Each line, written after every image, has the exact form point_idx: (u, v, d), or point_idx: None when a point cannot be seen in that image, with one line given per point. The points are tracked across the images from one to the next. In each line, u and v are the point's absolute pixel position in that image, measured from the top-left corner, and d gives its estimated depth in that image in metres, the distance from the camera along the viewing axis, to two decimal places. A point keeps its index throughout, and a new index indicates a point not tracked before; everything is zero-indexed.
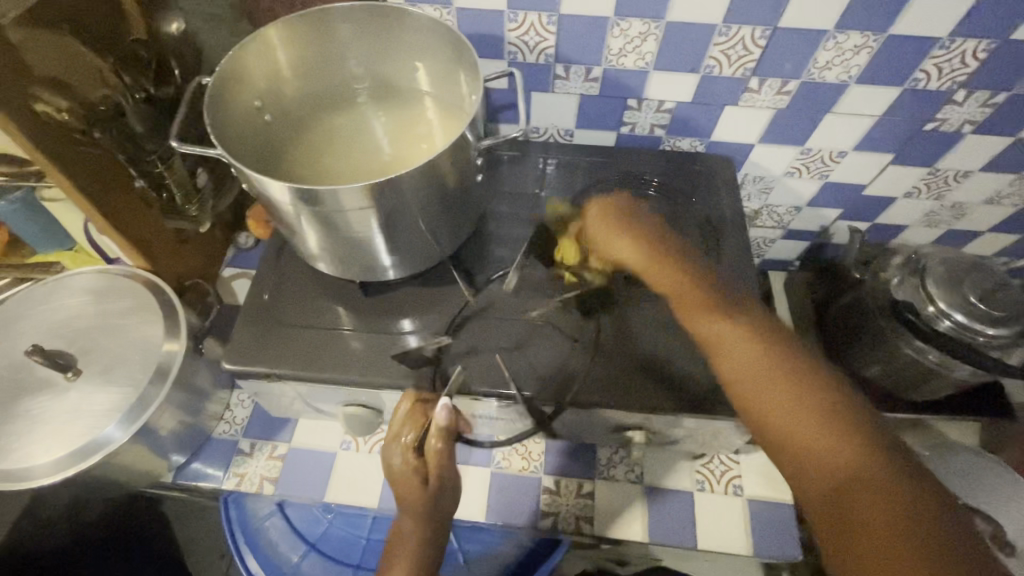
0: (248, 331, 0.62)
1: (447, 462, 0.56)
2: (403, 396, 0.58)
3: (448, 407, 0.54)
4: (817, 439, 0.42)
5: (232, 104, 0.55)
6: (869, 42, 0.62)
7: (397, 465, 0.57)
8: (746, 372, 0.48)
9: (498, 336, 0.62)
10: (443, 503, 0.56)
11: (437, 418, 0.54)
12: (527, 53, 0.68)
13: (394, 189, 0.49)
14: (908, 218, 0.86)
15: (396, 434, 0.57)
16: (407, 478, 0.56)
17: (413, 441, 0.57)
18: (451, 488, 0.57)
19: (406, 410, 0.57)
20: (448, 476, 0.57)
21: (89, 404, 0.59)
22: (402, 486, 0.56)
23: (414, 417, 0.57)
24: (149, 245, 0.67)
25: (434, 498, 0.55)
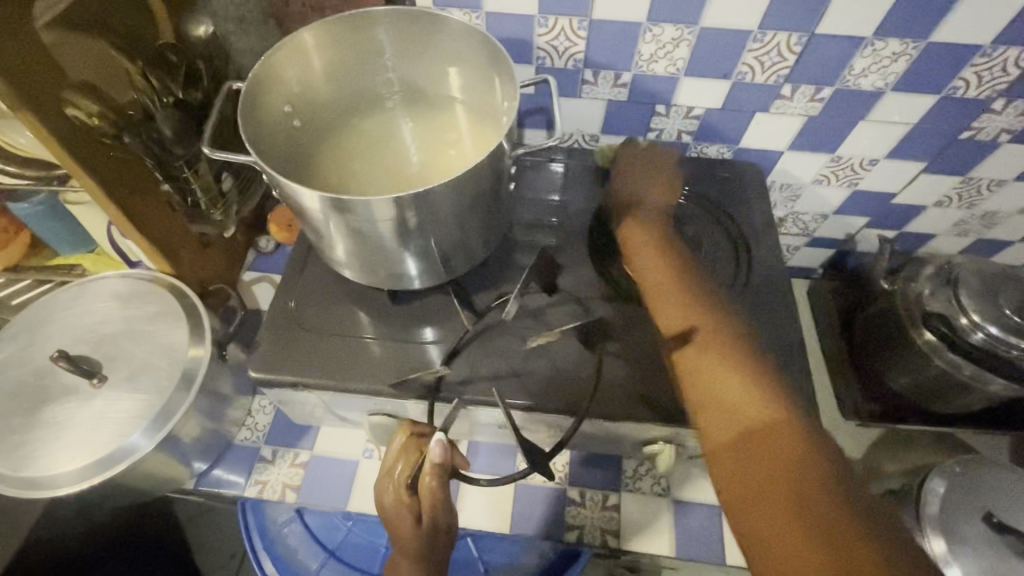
0: (273, 338, 0.62)
1: (441, 502, 0.52)
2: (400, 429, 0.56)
3: (443, 441, 0.51)
4: (745, 428, 0.47)
5: (264, 110, 0.54)
6: (907, 49, 0.60)
7: (388, 503, 0.53)
8: (711, 373, 0.51)
9: (526, 345, 0.61)
10: (438, 544, 0.54)
11: (431, 453, 0.51)
12: (556, 58, 0.67)
13: (428, 198, 0.49)
14: (938, 227, 0.84)
15: (389, 470, 0.54)
16: (398, 517, 0.52)
17: (406, 478, 0.53)
18: (445, 529, 0.53)
19: (402, 443, 0.55)
20: (443, 516, 0.53)
21: (115, 411, 0.58)
22: (394, 526, 0.53)
23: (408, 452, 0.54)
24: (173, 249, 0.66)
25: (426, 539, 0.52)
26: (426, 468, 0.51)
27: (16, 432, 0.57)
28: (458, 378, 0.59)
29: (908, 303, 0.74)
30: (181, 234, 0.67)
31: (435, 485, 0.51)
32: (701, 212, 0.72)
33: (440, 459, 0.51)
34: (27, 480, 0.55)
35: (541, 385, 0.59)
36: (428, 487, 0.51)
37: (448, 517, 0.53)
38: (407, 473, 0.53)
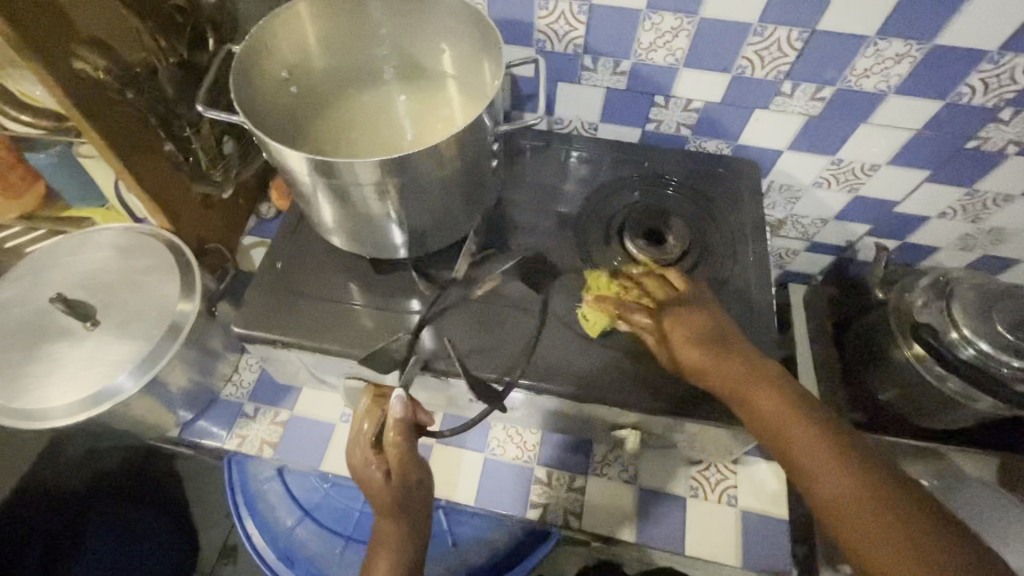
0: (259, 296, 0.64)
1: (406, 457, 0.54)
2: (365, 392, 0.60)
3: (402, 398, 0.54)
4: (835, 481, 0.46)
5: (260, 75, 0.56)
6: (911, 51, 0.59)
7: (357, 461, 0.56)
8: (818, 481, 0.47)
9: (501, 323, 0.62)
10: (413, 497, 0.55)
11: (391, 411, 0.54)
12: (556, 42, 0.67)
13: (412, 167, 0.50)
14: (942, 239, 0.82)
15: (357, 430, 0.58)
16: (369, 476, 0.55)
17: (372, 435, 0.57)
18: (417, 483, 0.55)
19: (366, 403, 0.59)
20: (412, 470, 0.55)
21: (104, 354, 0.61)
22: (366, 484, 0.55)
23: (372, 411, 0.58)
24: (173, 206, 0.69)
25: (397, 492, 0.54)
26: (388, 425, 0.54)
27: (12, 366, 0.61)
28: (414, 355, 0.60)
29: (900, 313, 0.73)
30: (182, 193, 0.70)
31: (398, 442, 0.54)
32: (692, 203, 0.72)
33: (401, 418, 0.54)
34: (20, 411, 0.58)
35: (511, 361, 0.60)
36: (392, 443, 0.54)
37: (417, 470, 0.55)
38: (373, 431, 0.57)
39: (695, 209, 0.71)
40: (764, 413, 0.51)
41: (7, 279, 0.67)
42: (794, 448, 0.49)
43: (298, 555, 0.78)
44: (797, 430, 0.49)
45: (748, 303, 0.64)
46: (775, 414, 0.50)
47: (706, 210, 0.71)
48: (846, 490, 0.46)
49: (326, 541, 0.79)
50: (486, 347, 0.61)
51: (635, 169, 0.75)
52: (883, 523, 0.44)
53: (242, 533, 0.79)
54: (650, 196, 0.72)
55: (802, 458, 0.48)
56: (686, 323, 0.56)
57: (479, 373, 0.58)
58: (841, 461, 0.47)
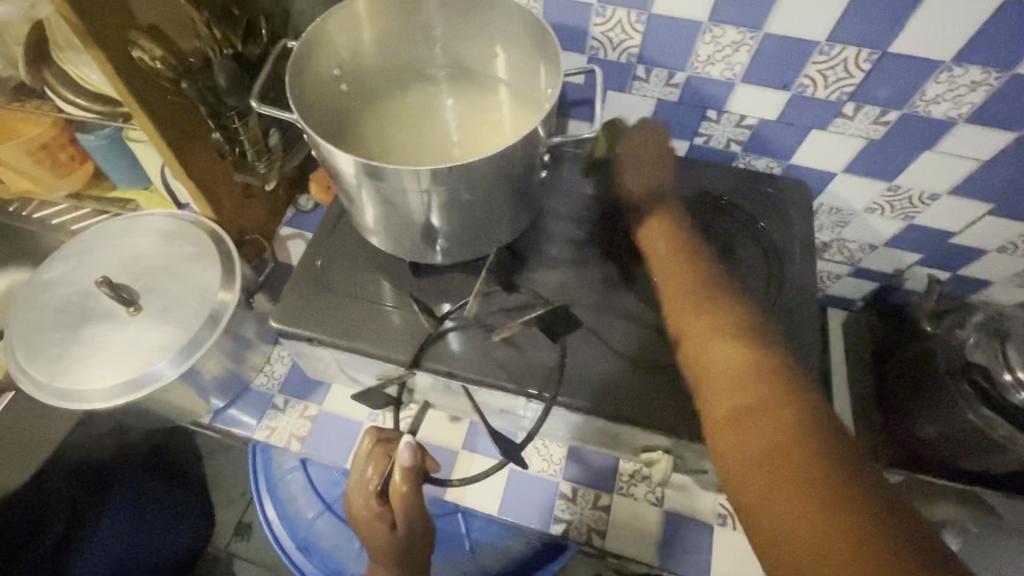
0: (297, 293, 0.64)
1: (412, 509, 0.54)
2: (368, 434, 0.58)
3: (412, 446, 0.52)
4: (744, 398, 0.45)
5: (313, 72, 0.55)
6: (988, 79, 0.56)
7: (363, 510, 0.56)
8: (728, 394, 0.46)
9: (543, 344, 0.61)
10: (415, 541, 0.57)
11: (400, 460, 0.52)
12: (609, 50, 0.65)
13: (462, 175, 0.49)
14: (997, 274, 0.79)
15: (361, 476, 0.56)
16: (374, 525, 0.56)
17: (377, 485, 0.55)
18: (422, 530, 0.57)
19: (370, 447, 0.57)
20: (418, 519, 0.56)
21: (144, 339, 0.62)
22: (371, 531, 0.57)
23: (377, 460, 0.56)
24: (216, 195, 0.69)
25: (402, 540, 0.56)
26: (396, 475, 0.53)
27: (57, 346, 0.62)
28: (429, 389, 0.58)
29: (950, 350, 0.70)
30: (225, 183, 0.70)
31: (405, 491, 0.53)
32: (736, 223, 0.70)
33: (409, 467, 0.52)
34: (63, 391, 0.60)
35: (544, 374, 0.59)
36: (400, 494, 0.53)
37: (421, 521, 0.56)
38: (377, 481, 0.56)
39: (741, 230, 0.69)
40: (707, 343, 0.49)
41: (56, 258, 0.68)
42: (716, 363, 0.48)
43: (315, 546, 0.79)
44: (715, 350, 0.49)
45: (792, 331, 0.62)
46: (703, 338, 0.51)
47: (752, 231, 0.69)
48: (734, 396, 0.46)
49: (345, 535, 0.79)
50: (518, 359, 0.60)
51: (679, 184, 0.73)
52: (761, 415, 0.43)
53: (263, 521, 0.80)
54: (694, 212, 0.70)
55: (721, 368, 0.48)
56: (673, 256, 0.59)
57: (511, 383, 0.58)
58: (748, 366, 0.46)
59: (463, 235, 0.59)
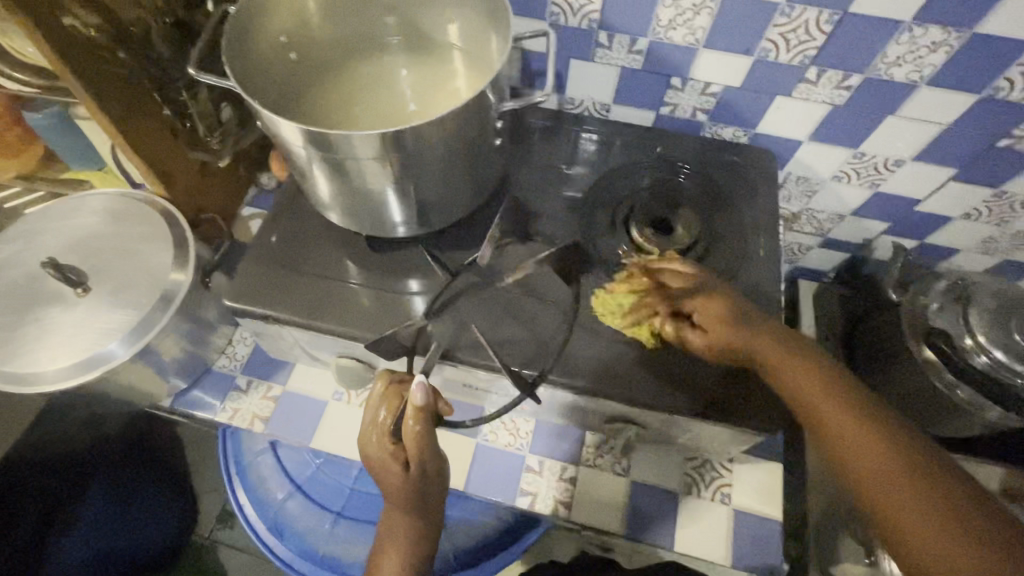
0: (254, 272, 0.62)
1: (425, 450, 0.53)
2: (380, 375, 0.55)
3: (424, 386, 0.51)
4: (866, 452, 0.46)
5: (256, 39, 0.52)
6: (948, 40, 0.55)
7: (374, 451, 0.54)
8: (909, 507, 0.42)
9: (561, 287, 0.61)
10: (428, 486, 0.56)
11: (412, 399, 0.51)
12: (570, 16, 0.64)
13: (412, 142, 0.48)
14: (962, 242, 0.79)
15: (372, 418, 0.54)
16: (387, 467, 0.54)
17: (389, 424, 0.54)
18: (434, 474, 0.55)
19: (383, 389, 0.54)
20: (431, 462, 0.54)
21: (94, 321, 0.61)
22: (382, 473, 0.54)
23: (390, 398, 0.54)
24: (170, 174, 0.67)
25: (415, 483, 0.54)
26: (408, 414, 0.51)
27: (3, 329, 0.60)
28: (434, 345, 0.57)
29: (912, 317, 0.71)
30: (180, 161, 0.67)
31: (419, 431, 0.52)
32: (702, 190, 0.69)
33: (422, 406, 0.51)
34: (12, 374, 0.58)
35: (512, 351, 0.58)
36: (412, 433, 0.52)
37: (434, 464, 0.55)
38: (390, 421, 0.54)
39: (705, 200, 0.68)
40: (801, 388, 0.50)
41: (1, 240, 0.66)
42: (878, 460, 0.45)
43: (288, 529, 0.79)
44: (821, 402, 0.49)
45: (755, 302, 0.61)
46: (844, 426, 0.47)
47: (717, 201, 0.68)
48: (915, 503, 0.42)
49: (315, 515, 0.79)
50: (488, 339, 0.58)
51: (646, 155, 0.72)
52: (910, 469, 0.44)
53: (234, 503, 0.80)
54: (659, 182, 0.69)
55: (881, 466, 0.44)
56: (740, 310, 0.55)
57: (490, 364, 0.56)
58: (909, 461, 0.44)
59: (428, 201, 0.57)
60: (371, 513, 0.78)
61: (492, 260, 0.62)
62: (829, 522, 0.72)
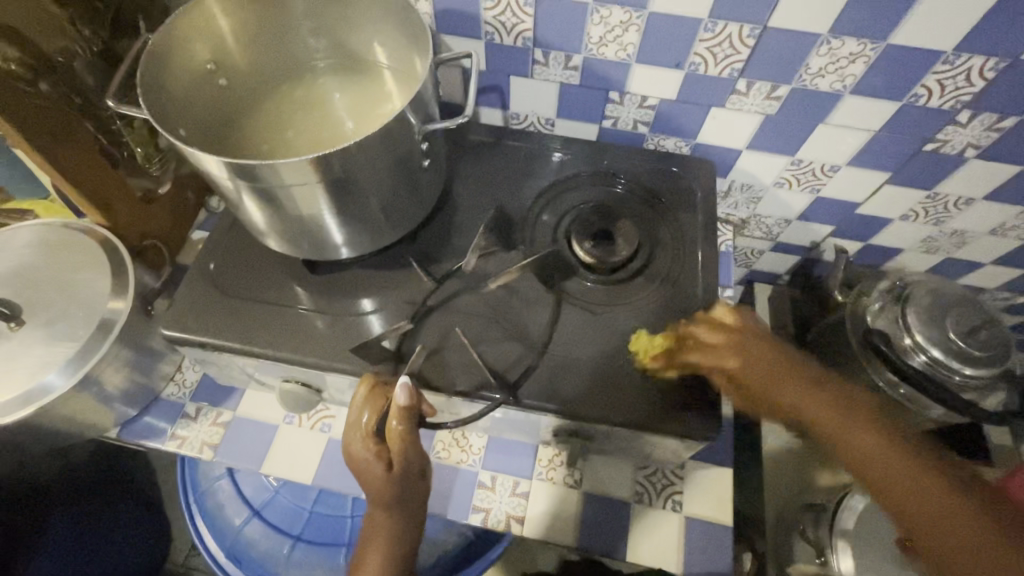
0: (194, 300, 0.62)
1: (409, 448, 0.55)
2: (363, 379, 0.56)
3: (408, 385, 0.52)
4: (911, 482, 0.47)
5: (179, 67, 0.53)
6: (865, 50, 0.57)
7: (358, 451, 0.55)
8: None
9: (530, 296, 0.63)
10: (412, 485, 0.56)
11: (395, 399, 0.52)
12: (504, 35, 0.65)
13: (337, 168, 0.48)
14: (904, 242, 0.81)
15: (355, 420, 0.55)
16: (371, 467, 0.55)
17: (374, 426, 0.55)
18: (417, 472, 0.56)
19: (366, 392, 0.55)
20: (414, 460, 0.56)
21: (29, 354, 0.60)
22: (366, 473, 0.55)
23: (374, 400, 0.55)
24: (110, 203, 0.66)
25: (400, 482, 0.55)
26: (392, 413, 0.53)
27: None
28: (418, 347, 0.59)
29: (856, 318, 0.72)
30: (120, 189, 0.67)
31: (402, 429, 0.53)
32: (641, 203, 0.70)
33: (405, 406, 0.52)
34: None
35: (461, 370, 0.58)
36: (395, 432, 0.53)
37: (417, 461, 0.56)
38: (373, 422, 0.55)
39: (647, 211, 0.69)
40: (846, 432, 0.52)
41: None
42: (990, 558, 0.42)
43: (247, 554, 0.78)
44: (849, 433, 0.51)
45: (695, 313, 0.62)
46: (897, 472, 0.48)
47: (658, 212, 0.69)
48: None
49: (274, 540, 0.78)
50: (435, 360, 0.58)
51: (590, 168, 0.73)
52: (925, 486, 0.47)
53: (192, 532, 0.78)
54: (602, 196, 0.70)
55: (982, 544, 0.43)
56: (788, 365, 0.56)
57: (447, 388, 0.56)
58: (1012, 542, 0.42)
59: (373, 221, 0.58)
60: (330, 535, 0.78)
61: (450, 276, 0.64)
62: (783, 524, 0.72)
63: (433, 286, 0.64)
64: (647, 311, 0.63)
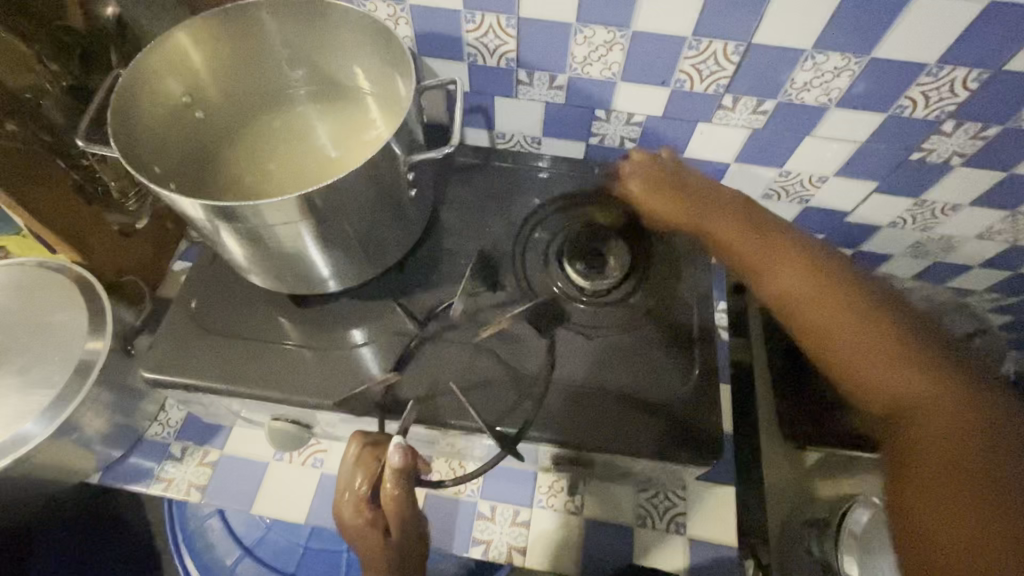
0: (176, 340, 0.60)
1: (406, 513, 0.50)
2: (350, 439, 0.52)
3: (401, 447, 0.47)
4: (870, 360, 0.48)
5: (153, 102, 0.52)
6: (850, 64, 0.57)
7: (351, 518, 0.51)
8: (854, 343, 0.49)
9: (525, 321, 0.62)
10: (411, 549, 0.53)
11: (389, 462, 0.48)
12: (487, 56, 0.64)
13: (320, 204, 0.47)
14: (894, 248, 0.81)
15: (347, 485, 0.51)
16: (366, 533, 0.51)
17: (367, 491, 0.51)
18: (417, 535, 0.53)
19: (356, 454, 0.51)
20: (412, 524, 0.51)
21: (3, 404, 0.58)
22: (362, 540, 0.52)
23: (365, 463, 0.51)
24: (84, 241, 0.64)
25: (400, 542, 0.52)
26: (387, 476, 0.48)
27: None
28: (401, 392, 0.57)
29: None
30: (95, 227, 0.65)
31: (397, 495, 0.49)
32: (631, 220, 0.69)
33: (399, 468, 0.48)
34: None
35: (456, 402, 0.56)
36: (390, 497, 0.49)
37: (416, 524, 0.52)
38: (367, 485, 0.50)
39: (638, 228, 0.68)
40: (810, 300, 0.54)
41: None
42: (845, 305, 0.51)
43: None
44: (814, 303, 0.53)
45: (690, 334, 0.62)
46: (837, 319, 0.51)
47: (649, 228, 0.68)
48: (891, 347, 0.47)
49: None
50: (429, 393, 0.57)
51: (579, 187, 0.72)
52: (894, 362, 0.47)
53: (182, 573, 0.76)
54: (593, 214, 0.69)
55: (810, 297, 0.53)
56: (684, 190, 0.64)
57: (440, 423, 0.55)
58: (846, 293, 0.51)
59: (357, 254, 0.56)
60: (327, 571, 0.76)
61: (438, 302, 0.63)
62: None
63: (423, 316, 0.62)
64: (642, 333, 0.62)
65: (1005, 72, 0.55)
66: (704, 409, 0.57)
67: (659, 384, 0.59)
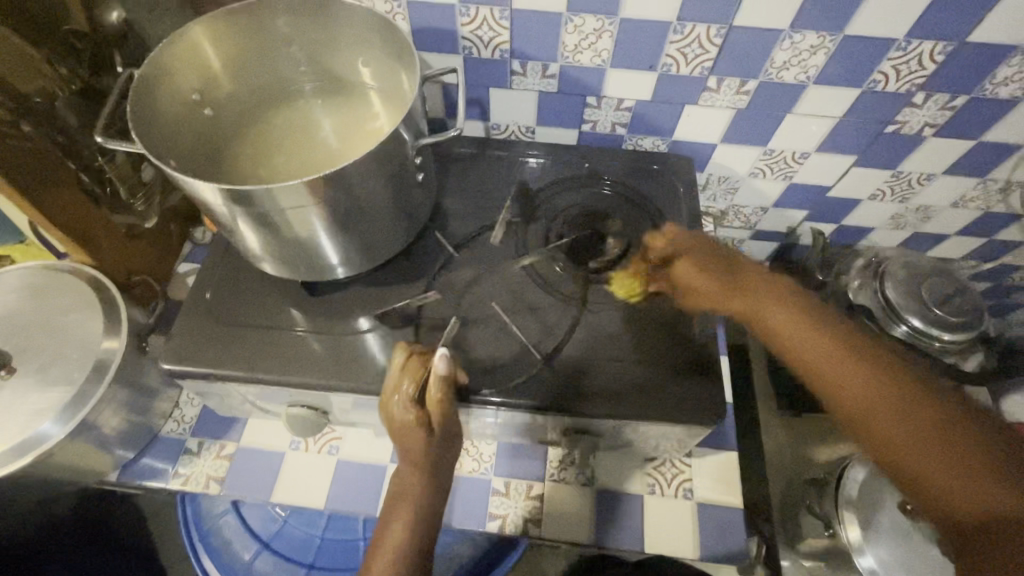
0: (190, 331, 0.61)
1: (449, 415, 0.53)
2: (397, 349, 0.55)
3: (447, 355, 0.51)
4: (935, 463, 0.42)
5: (166, 99, 0.54)
6: (825, 42, 0.61)
7: (396, 420, 0.53)
8: (910, 440, 0.44)
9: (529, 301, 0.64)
10: (447, 450, 0.55)
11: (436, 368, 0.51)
12: (482, 48, 0.66)
13: (334, 189, 0.49)
14: (874, 220, 0.85)
15: (393, 390, 0.53)
16: (411, 432, 0.52)
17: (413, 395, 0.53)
18: (454, 436, 0.55)
19: (404, 361, 0.54)
20: (451, 425, 0.54)
21: (22, 404, 0.58)
22: (405, 441, 0.53)
23: (413, 369, 0.53)
24: (93, 240, 0.65)
25: (439, 447, 0.54)
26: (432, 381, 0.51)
27: None
28: None
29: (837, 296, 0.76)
30: (103, 226, 0.66)
31: (441, 399, 0.51)
32: (627, 202, 0.72)
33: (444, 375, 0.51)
34: None
35: (469, 379, 0.58)
36: (435, 403, 0.52)
37: (455, 426, 0.55)
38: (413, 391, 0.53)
39: (632, 207, 0.71)
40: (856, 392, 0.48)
41: None
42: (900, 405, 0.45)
43: None
44: (865, 396, 0.47)
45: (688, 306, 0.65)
46: (886, 413, 0.46)
47: (642, 207, 0.71)
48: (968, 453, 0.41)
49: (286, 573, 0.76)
50: None
51: (574, 172, 0.75)
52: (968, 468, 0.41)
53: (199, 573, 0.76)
54: (589, 197, 0.72)
55: (883, 408, 0.46)
56: (718, 271, 0.60)
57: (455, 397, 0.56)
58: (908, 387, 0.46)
59: (367, 239, 0.58)
60: (344, 560, 0.76)
61: (446, 288, 0.65)
62: (790, 504, 0.73)
63: (431, 301, 0.64)
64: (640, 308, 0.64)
65: (968, 45, 0.59)
66: (708, 372, 0.59)
67: (660, 356, 0.61)
